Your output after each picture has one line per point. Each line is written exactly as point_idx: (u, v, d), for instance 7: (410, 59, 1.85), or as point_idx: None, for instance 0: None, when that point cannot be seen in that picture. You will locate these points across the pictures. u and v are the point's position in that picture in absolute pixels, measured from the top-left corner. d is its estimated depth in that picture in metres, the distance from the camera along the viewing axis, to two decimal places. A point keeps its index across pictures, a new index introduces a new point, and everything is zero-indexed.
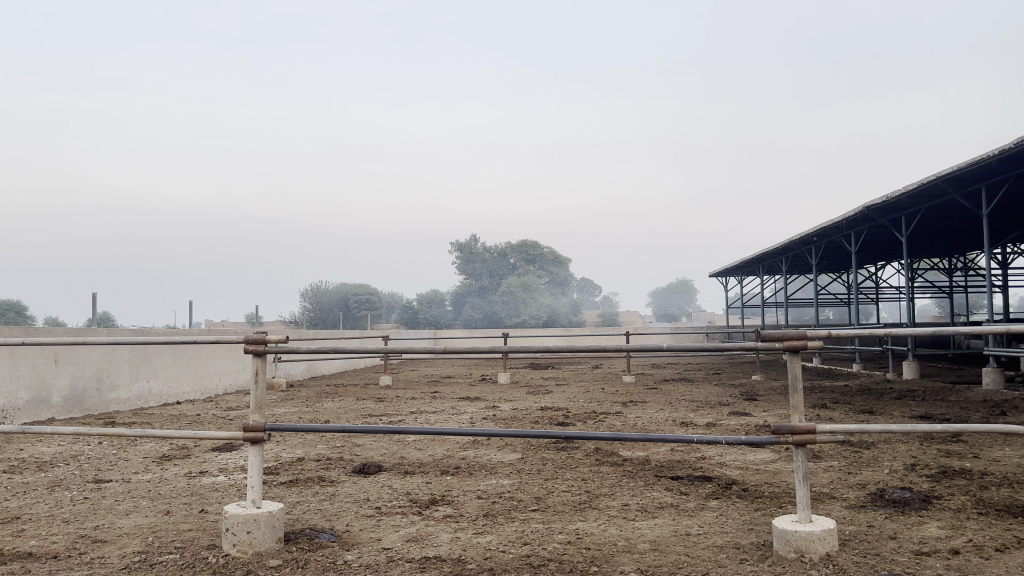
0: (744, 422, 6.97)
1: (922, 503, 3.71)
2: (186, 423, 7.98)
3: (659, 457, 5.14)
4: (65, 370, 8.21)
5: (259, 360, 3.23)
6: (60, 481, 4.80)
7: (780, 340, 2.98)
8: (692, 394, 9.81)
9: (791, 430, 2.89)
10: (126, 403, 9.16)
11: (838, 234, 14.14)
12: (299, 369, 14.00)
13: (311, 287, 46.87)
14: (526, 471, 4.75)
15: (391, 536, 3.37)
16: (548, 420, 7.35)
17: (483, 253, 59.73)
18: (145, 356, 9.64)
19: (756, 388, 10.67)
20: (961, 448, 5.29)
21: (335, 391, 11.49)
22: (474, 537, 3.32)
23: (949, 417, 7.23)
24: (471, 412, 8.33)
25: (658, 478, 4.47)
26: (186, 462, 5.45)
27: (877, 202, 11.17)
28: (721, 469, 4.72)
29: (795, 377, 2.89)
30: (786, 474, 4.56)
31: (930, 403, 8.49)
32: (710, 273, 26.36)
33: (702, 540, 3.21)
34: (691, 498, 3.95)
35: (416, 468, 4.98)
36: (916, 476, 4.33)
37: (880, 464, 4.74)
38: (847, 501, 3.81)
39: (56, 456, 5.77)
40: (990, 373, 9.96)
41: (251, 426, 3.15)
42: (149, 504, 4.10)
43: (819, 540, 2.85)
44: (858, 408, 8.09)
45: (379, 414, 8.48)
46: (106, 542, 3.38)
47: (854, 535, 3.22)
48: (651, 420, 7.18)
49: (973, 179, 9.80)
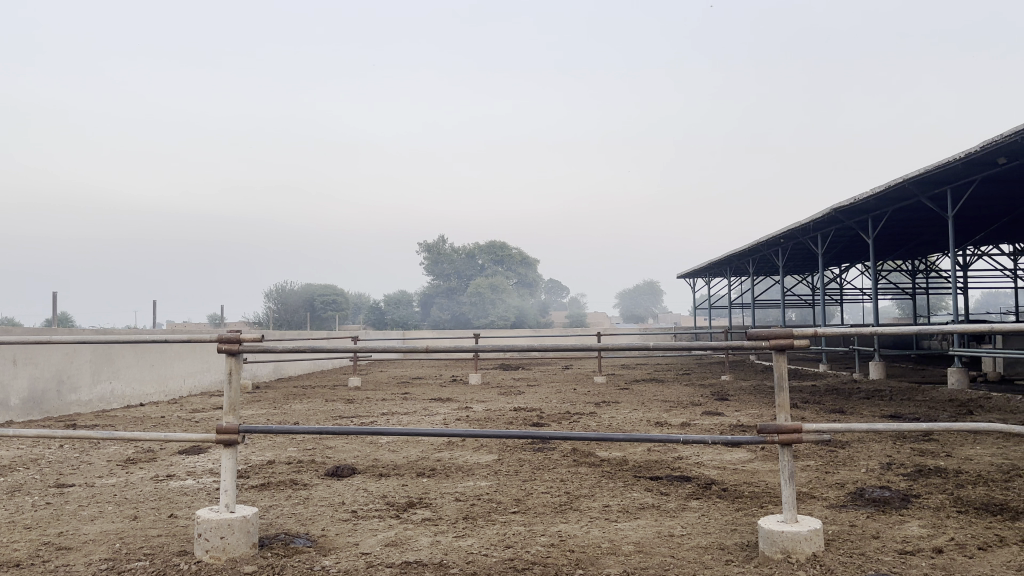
0: (717, 422, 6.98)
1: (901, 502, 3.72)
2: (151, 426, 7.79)
3: (636, 458, 5.11)
4: (23, 371, 7.96)
5: (233, 359, 3.12)
6: (20, 485, 4.62)
7: (766, 339, 2.95)
8: (664, 394, 9.83)
9: (778, 429, 2.85)
10: (87, 405, 8.91)
11: (806, 236, 14.31)
12: (265, 371, 13.78)
13: (276, 287, 46.32)
14: (503, 472, 4.69)
15: (369, 540, 3.28)
16: (522, 421, 7.29)
17: (450, 254, 59.53)
18: (107, 357, 9.39)
19: (727, 388, 10.73)
20: (933, 447, 5.35)
21: (303, 392, 11.30)
22: (455, 540, 3.24)
23: (918, 416, 7.33)
24: (443, 412, 8.24)
25: (637, 478, 4.43)
26: (152, 466, 5.29)
27: (845, 204, 11.28)
28: (699, 469, 4.70)
29: (781, 376, 2.87)
30: (764, 473, 4.55)
31: (897, 402, 8.60)
32: (677, 274, 26.53)
33: (686, 541, 3.17)
34: (672, 498, 3.91)
35: (391, 470, 4.88)
36: (893, 475, 4.35)
37: (856, 463, 4.76)
38: (828, 500, 3.81)
39: (15, 459, 5.57)
40: (955, 372, 10.12)
41: (224, 427, 3.04)
42: (115, 509, 3.95)
43: (805, 541, 2.82)
44: (828, 408, 8.16)
45: (349, 415, 8.36)
46: (71, 549, 3.24)
47: (837, 534, 3.21)
48: (625, 420, 7.16)
49: (940, 182, 9.94)
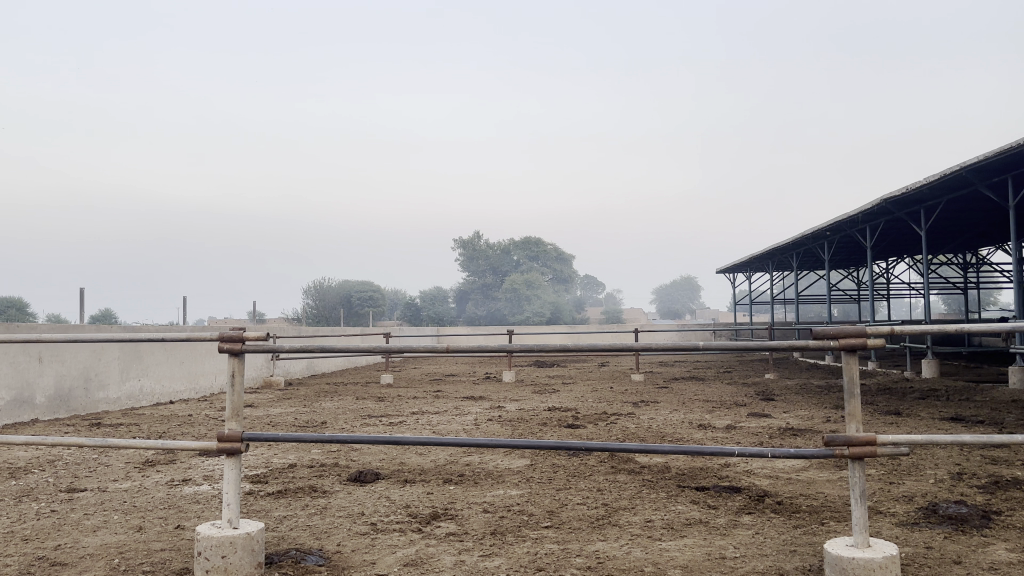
0: (765, 425, 6.56)
1: (983, 520, 3.32)
2: (176, 424, 7.61)
3: (679, 465, 4.75)
4: (49, 369, 7.83)
5: (235, 360, 2.82)
6: (30, 490, 4.42)
7: (836, 338, 2.57)
8: (706, 394, 9.47)
9: (848, 441, 2.47)
10: (114, 403, 8.78)
11: (853, 228, 13.70)
12: (298, 367, 13.67)
13: (314, 284, 46.88)
14: (535, 479, 4.38)
15: (387, 559, 2.98)
16: (557, 422, 6.97)
17: (484, 250, 59.24)
18: (136, 354, 9.27)
19: (772, 388, 10.25)
20: (1006, 454, 4.92)
21: (333, 389, 11.13)
22: (481, 560, 2.93)
23: (982, 418, 6.87)
24: (476, 412, 7.96)
25: (682, 488, 4.07)
26: (169, 469, 5.07)
27: (897, 194, 10.71)
28: (749, 478, 4.32)
29: (851, 382, 2.49)
30: (821, 483, 4.17)
31: (957, 403, 8.09)
32: (716, 270, 25.87)
33: (740, 566, 2.82)
34: (720, 513, 3.55)
35: (416, 476, 4.59)
36: (966, 487, 3.94)
37: (922, 473, 4.35)
38: (897, 516, 3.42)
39: (32, 461, 5.39)
40: (1016, 371, 9.56)
41: (226, 435, 2.74)
42: (121, 519, 3.70)
43: (880, 570, 2.44)
44: (883, 410, 7.66)
45: (378, 414, 8.08)
46: (66, 565, 2.99)
47: (912, 558, 2.84)
48: (665, 421, 6.81)
49: (1001, 169, 9.34)
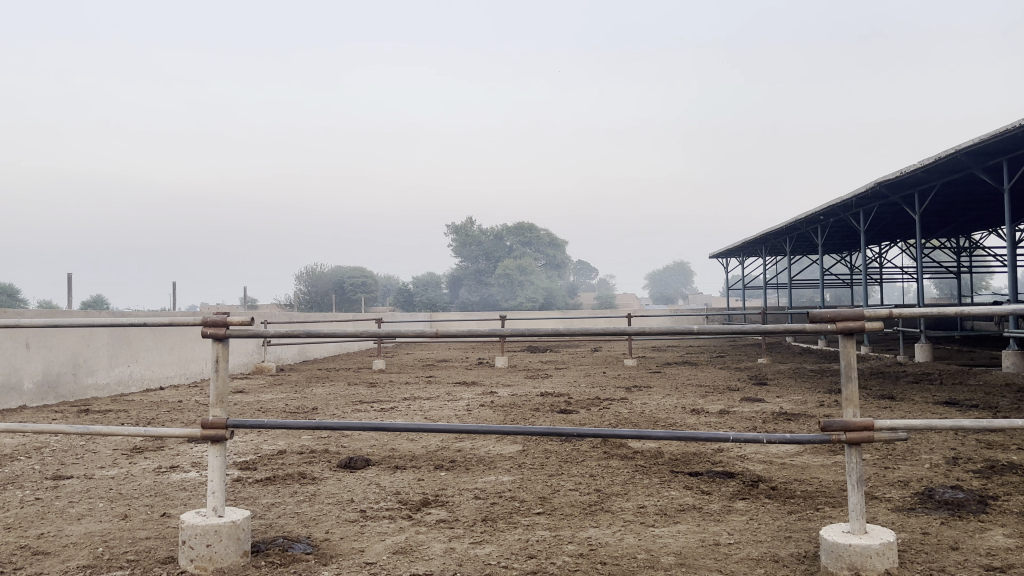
0: (759, 409, 6.53)
1: (979, 505, 3.29)
2: (165, 410, 7.54)
3: (672, 450, 4.72)
4: (37, 355, 7.73)
5: (219, 346, 2.75)
6: (15, 478, 4.35)
7: (833, 321, 2.51)
8: (699, 379, 9.44)
9: (845, 426, 2.41)
10: (103, 389, 8.70)
11: (847, 213, 13.66)
12: (290, 353, 13.60)
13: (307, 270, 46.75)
14: (528, 465, 4.33)
15: (376, 547, 2.92)
16: (549, 407, 6.93)
17: (477, 236, 59.07)
18: (125, 340, 9.18)
19: (766, 372, 10.23)
20: (1001, 438, 4.90)
21: (325, 375, 11.07)
22: (472, 548, 2.88)
23: (976, 402, 6.85)
24: (468, 397, 7.91)
25: (675, 474, 4.03)
26: (157, 456, 5.00)
27: (891, 178, 10.65)
28: (743, 464, 4.28)
29: (848, 366, 2.44)
30: (817, 469, 4.13)
31: (950, 388, 8.07)
32: (711, 256, 25.82)
33: (735, 553, 2.77)
34: (714, 498, 3.52)
35: (407, 462, 4.54)
36: (962, 472, 3.91)
37: (918, 457, 4.33)
38: (893, 502, 3.39)
39: (18, 449, 5.32)
40: (1010, 355, 9.55)
41: (210, 422, 2.68)
42: (106, 506, 3.64)
43: (877, 556, 2.40)
44: (877, 394, 7.64)
45: (369, 400, 8.02)
46: (48, 554, 2.93)
47: (909, 544, 2.81)
48: (659, 406, 6.76)
49: (996, 152, 9.29)
